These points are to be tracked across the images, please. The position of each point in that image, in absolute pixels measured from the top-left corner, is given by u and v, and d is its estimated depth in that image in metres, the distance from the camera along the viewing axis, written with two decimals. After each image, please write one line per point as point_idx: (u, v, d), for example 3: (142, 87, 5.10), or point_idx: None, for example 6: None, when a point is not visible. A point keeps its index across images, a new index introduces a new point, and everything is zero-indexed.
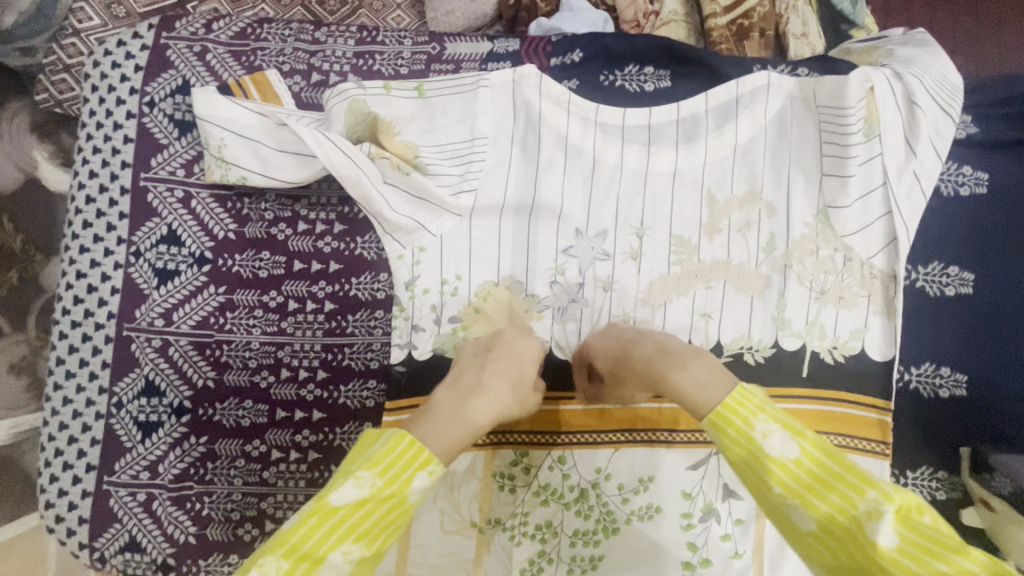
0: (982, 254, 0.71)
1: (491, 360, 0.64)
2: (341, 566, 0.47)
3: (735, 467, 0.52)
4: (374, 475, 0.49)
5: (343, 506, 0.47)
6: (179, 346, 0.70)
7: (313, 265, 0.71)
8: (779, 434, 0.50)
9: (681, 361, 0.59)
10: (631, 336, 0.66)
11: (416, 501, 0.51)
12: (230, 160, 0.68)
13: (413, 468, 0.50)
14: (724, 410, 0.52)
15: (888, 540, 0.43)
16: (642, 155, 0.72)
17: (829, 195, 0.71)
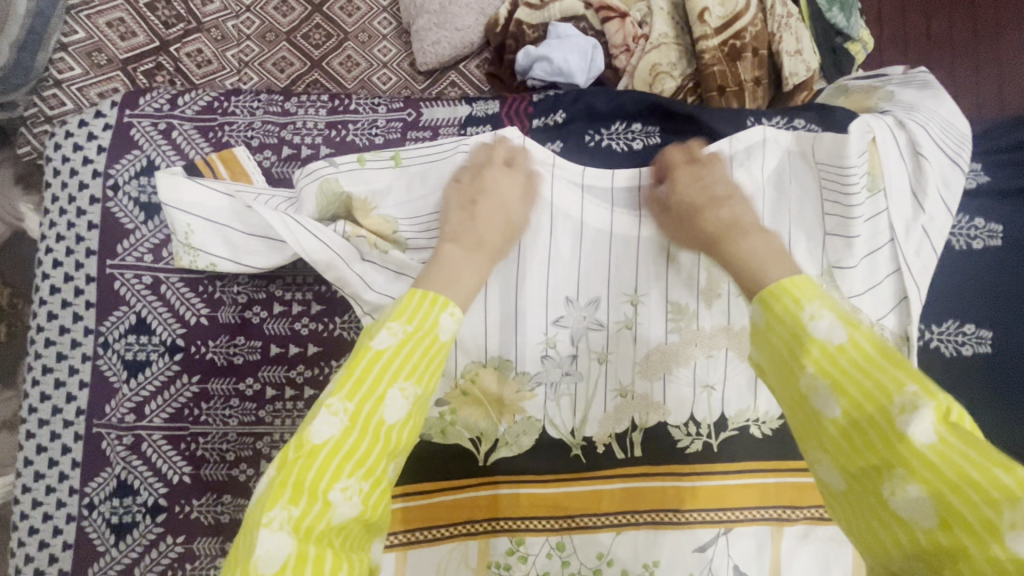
0: (997, 310, 0.67)
1: (482, 206, 0.62)
2: (401, 403, 0.47)
3: (768, 345, 0.47)
4: (403, 322, 0.48)
5: (384, 346, 0.47)
6: (152, 442, 0.66)
7: (290, 349, 0.67)
8: (829, 318, 0.44)
9: (746, 230, 0.57)
10: (723, 193, 0.61)
11: (449, 338, 0.50)
12: (198, 247, 0.64)
13: (436, 310, 0.50)
14: (778, 288, 0.47)
15: (923, 437, 0.37)
16: (634, 220, 0.68)
17: (834, 254, 0.67)
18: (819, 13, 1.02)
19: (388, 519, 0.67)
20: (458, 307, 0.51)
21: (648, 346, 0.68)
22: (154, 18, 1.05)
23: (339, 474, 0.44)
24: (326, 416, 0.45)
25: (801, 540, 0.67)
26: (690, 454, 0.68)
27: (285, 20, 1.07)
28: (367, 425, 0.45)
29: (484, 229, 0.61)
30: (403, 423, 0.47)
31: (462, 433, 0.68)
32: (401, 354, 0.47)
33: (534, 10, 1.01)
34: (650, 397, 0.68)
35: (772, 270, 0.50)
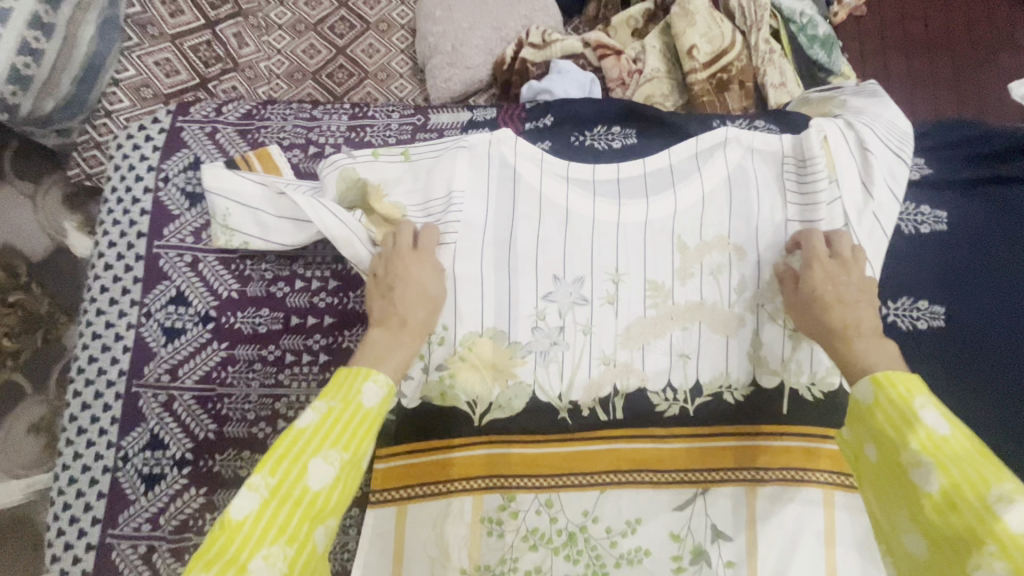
0: (947, 287, 0.74)
1: (399, 294, 0.68)
2: (326, 470, 0.52)
3: (872, 418, 0.53)
4: (329, 399, 0.56)
5: (307, 424, 0.54)
6: (183, 401, 0.74)
7: (309, 319, 0.76)
8: (935, 411, 0.50)
9: (857, 335, 0.62)
10: (835, 295, 0.65)
11: (374, 404, 0.57)
12: (234, 227, 0.74)
13: (357, 381, 0.58)
14: (882, 377, 0.54)
15: (1015, 525, 0.41)
16: (613, 207, 0.77)
17: (797, 238, 0.75)
18: (801, 49, 1.15)
19: (393, 474, 0.74)
20: (381, 373, 0.59)
21: (628, 319, 0.75)
22: (197, 58, 1.19)
23: (261, 544, 0.48)
24: (250, 492, 0.50)
25: (774, 501, 0.71)
26: (669, 419, 0.74)
27: (312, 62, 1.24)
28: (289, 493, 0.50)
29: (408, 311, 0.68)
30: (330, 488, 0.52)
31: (459, 396, 0.75)
32: (324, 425, 0.54)
33: (538, 50, 1.13)
34: (631, 365, 0.74)
35: (884, 366, 0.57)
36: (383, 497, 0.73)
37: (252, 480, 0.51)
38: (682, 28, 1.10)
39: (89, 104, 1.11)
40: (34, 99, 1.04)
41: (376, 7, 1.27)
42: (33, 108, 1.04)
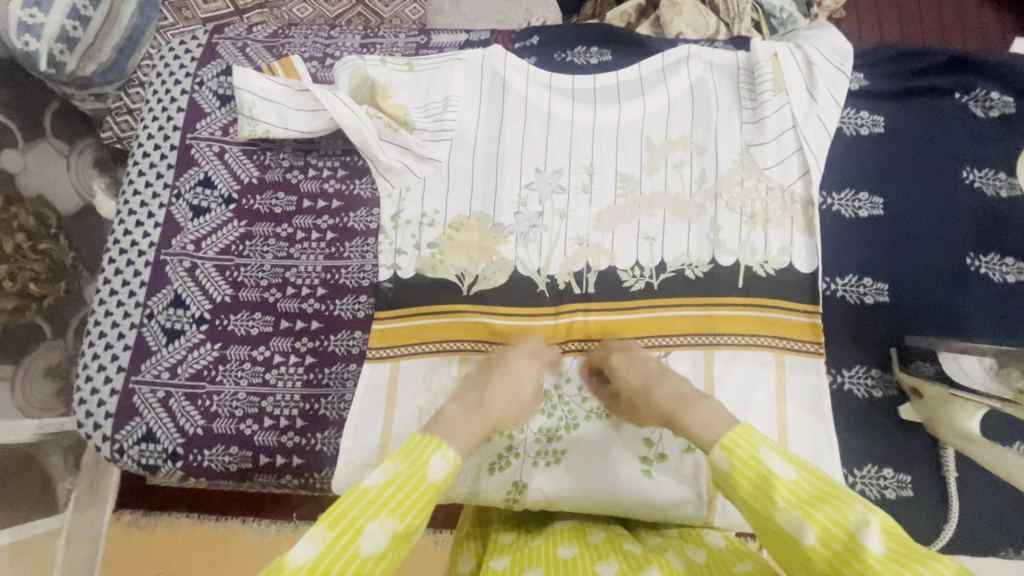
0: (885, 179, 0.83)
1: (497, 377, 0.74)
2: (380, 535, 0.52)
3: (732, 488, 0.55)
4: (397, 463, 0.57)
5: (372, 485, 0.54)
6: (205, 269, 0.84)
7: (319, 202, 0.86)
8: (779, 458, 0.54)
9: (693, 402, 0.65)
10: (659, 371, 0.72)
11: (438, 479, 0.57)
12: (258, 118, 0.85)
13: (428, 451, 0.58)
14: (729, 441, 0.56)
15: (876, 547, 0.46)
16: (590, 111, 0.87)
17: (749, 137, 0.85)
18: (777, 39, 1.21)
19: (389, 335, 0.81)
20: (449, 450, 0.59)
21: (601, 206, 0.84)
22: None
23: None
24: (307, 540, 0.50)
25: (728, 364, 0.79)
26: (638, 292, 0.82)
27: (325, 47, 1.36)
28: (341, 553, 0.49)
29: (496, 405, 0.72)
30: (378, 557, 0.51)
31: (449, 269, 0.83)
32: (386, 492, 0.54)
33: None
34: (602, 246, 0.83)
35: (716, 424, 0.60)
36: (379, 355, 0.81)
37: (310, 528, 0.50)
38: (671, 20, 1.13)
39: (126, 72, 1.22)
40: (79, 59, 1.11)
41: (391, 5, 1.40)
42: (75, 67, 1.11)
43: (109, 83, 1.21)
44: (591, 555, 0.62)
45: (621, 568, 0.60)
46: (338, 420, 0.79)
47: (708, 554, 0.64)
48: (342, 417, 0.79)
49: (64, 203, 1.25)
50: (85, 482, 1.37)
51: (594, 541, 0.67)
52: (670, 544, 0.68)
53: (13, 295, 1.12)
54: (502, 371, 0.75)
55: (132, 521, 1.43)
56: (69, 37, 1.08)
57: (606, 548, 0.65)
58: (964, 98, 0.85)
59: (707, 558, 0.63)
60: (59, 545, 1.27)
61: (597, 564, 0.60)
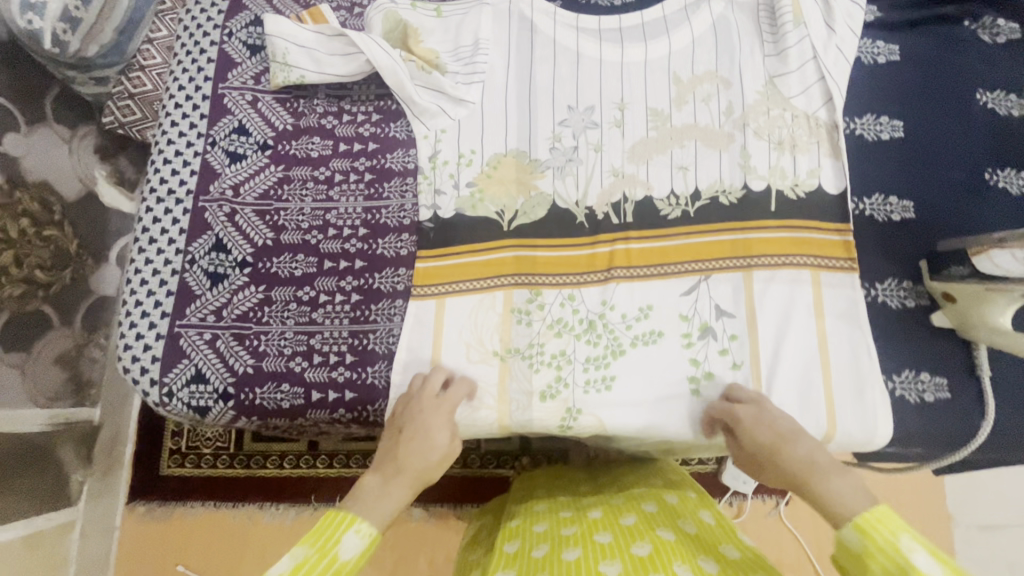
0: (904, 104, 0.86)
1: (405, 441, 0.67)
2: None
3: (867, 574, 0.53)
4: (306, 546, 0.55)
5: (278, 573, 0.52)
6: (244, 214, 0.84)
7: (355, 146, 0.87)
8: (923, 552, 0.51)
9: (828, 472, 0.60)
10: (788, 432, 0.66)
11: (350, 559, 0.55)
12: (292, 64, 0.86)
13: (339, 531, 0.57)
14: (862, 522, 0.54)
15: None
16: (617, 50, 0.90)
17: (772, 70, 0.88)
18: None
19: (434, 274, 0.82)
20: (365, 522, 0.58)
21: (633, 139, 0.86)
22: None
23: None
24: None
25: (767, 283, 0.81)
26: (674, 220, 0.84)
27: None
28: None
29: (410, 459, 0.66)
30: None
31: (489, 206, 0.84)
32: None
33: None
34: (637, 177, 0.85)
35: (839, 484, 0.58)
36: (424, 293, 0.81)
37: None
38: None
39: (127, 55, 1.10)
40: (81, 40, 1.00)
41: None
42: (77, 49, 1.00)
43: (110, 66, 1.09)
44: (595, 555, 0.70)
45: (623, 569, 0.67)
46: (388, 354, 0.80)
47: (718, 565, 0.67)
48: (391, 350, 0.80)
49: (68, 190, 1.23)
50: (98, 470, 1.35)
51: (603, 542, 0.74)
52: (682, 544, 0.72)
53: (19, 281, 1.10)
54: (410, 431, 0.69)
55: (148, 510, 1.38)
56: (70, 16, 0.97)
57: (615, 548, 0.72)
58: (972, 25, 0.89)
59: (718, 569, 0.67)
60: (71, 540, 1.27)
61: (601, 563, 0.69)
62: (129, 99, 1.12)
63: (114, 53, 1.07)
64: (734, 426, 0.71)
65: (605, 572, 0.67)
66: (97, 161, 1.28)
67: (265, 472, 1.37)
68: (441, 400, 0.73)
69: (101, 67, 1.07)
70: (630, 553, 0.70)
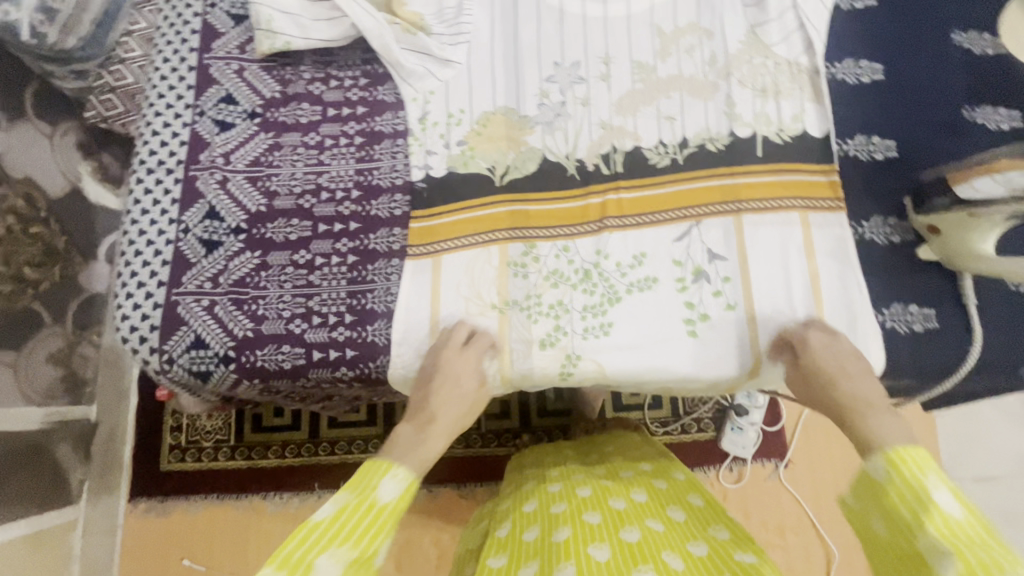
0: (882, 47, 0.88)
1: (438, 386, 0.75)
2: (331, 567, 0.56)
3: (885, 498, 0.59)
4: (348, 492, 0.62)
5: (324, 517, 0.59)
6: (236, 181, 0.84)
7: (344, 110, 0.87)
8: (947, 492, 0.56)
9: (867, 413, 0.68)
10: (836, 369, 0.72)
11: (388, 503, 0.62)
12: (277, 30, 0.86)
13: (376, 478, 0.64)
14: (894, 456, 0.60)
15: None
16: (599, 6, 0.90)
17: (753, 19, 0.89)
18: None
19: (430, 232, 0.83)
20: (399, 469, 0.65)
21: (620, 92, 0.87)
22: None
23: None
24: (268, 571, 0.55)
25: (757, 226, 0.82)
26: (664, 170, 0.85)
27: None
28: None
29: (441, 409, 0.74)
30: None
31: (480, 164, 0.85)
32: (340, 519, 0.59)
33: None
34: (625, 128, 0.86)
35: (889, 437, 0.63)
36: (421, 252, 0.82)
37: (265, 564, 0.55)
38: None
39: (106, 47, 1.04)
40: (59, 31, 0.97)
41: None
42: (56, 41, 0.98)
43: (91, 58, 1.04)
44: (585, 538, 0.75)
45: (612, 553, 0.73)
46: (387, 312, 0.80)
47: (706, 549, 0.76)
48: (390, 308, 0.80)
49: (53, 187, 1.20)
50: (96, 467, 1.33)
51: (592, 522, 0.78)
52: (672, 532, 0.78)
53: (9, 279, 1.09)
54: (441, 378, 0.75)
55: (152, 507, 1.38)
56: (47, 6, 0.95)
57: (604, 532, 0.76)
58: None
59: (706, 552, 0.75)
60: (75, 538, 1.26)
61: (590, 547, 0.73)
62: (110, 92, 1.08)
63: (95, 45, 1.02)
64: (800, 347, 0.76)
65: (595, 557, 0.72)
66: (82, 159, 1.24)
67: (265, 463, 1.39)
68: (466, 348, 0.77)
69: (81, 59, 1.03)
70: (619, 537, 0.75)
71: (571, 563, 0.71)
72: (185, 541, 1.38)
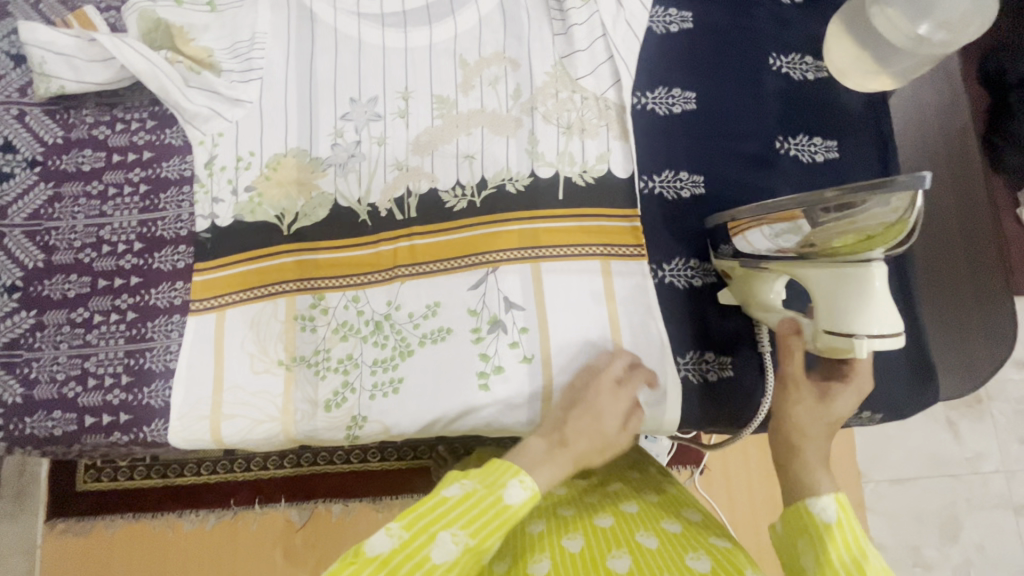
0: (695, 76, 0.84)
1: (577, 414, 0.67)
2: (451, 546, 0.54)
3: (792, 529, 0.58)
4: (476, 480, 0.57)
5: (451, 494, 0.56)
6: (13, 237, 0.81)
7: (129, 156, 0.83)
8: (834, 510, 0.56)
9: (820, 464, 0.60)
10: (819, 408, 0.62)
11: (516, 505, 0.57)
12: (51, 74, 0.82)
13: (506, 477, 0.58)
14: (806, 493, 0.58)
15: None
16: (400, 36, 0.85)
17: (561, 50, 0.85)
18: None
19: (217, 284, 0.79)
20: (529, 477, 0.58)
21: (418, 130, 0.83)
22: None
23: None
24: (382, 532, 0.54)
25: (555, 273, 0.79)
26: (462, 213, 0.81)
27: None
28: (415, 553, 0.53)
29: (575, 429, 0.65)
30: (449, 568, 0.53)
31: (269, 211, 0.81)
32: (466, 505, 0.55)
33: None
34: (422, 168, 0.82)
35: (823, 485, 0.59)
36: (204, 306, 0.79)
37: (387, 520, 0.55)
38: None
39: None
40: None
41: None
42: None
43: None
44: (557, 530, 0.71)
45: (585, 544, 0.68)
46: (165, 371, 0.77)
47: (681, 525, 0.71)
48: (168, 368, 0.77)
49: None
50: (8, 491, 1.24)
51: (566, 512, 0.74)
52: (647, 513, 0.73)
53: None
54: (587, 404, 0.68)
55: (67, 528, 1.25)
56: None
57: (578, 520, 0.73)
58: None
59: (681, 529, 0.70)
60: None
61: (564, 539, 0.69)
62: None
63: None
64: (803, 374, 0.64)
65: (568, 549, 0.67)
66: None
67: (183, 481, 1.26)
68: (621, 387, 0.69)
69: None
70: (592, 524, 0.72)
71: (546, 555, 0.67)
72: (130, 566, 1.25)
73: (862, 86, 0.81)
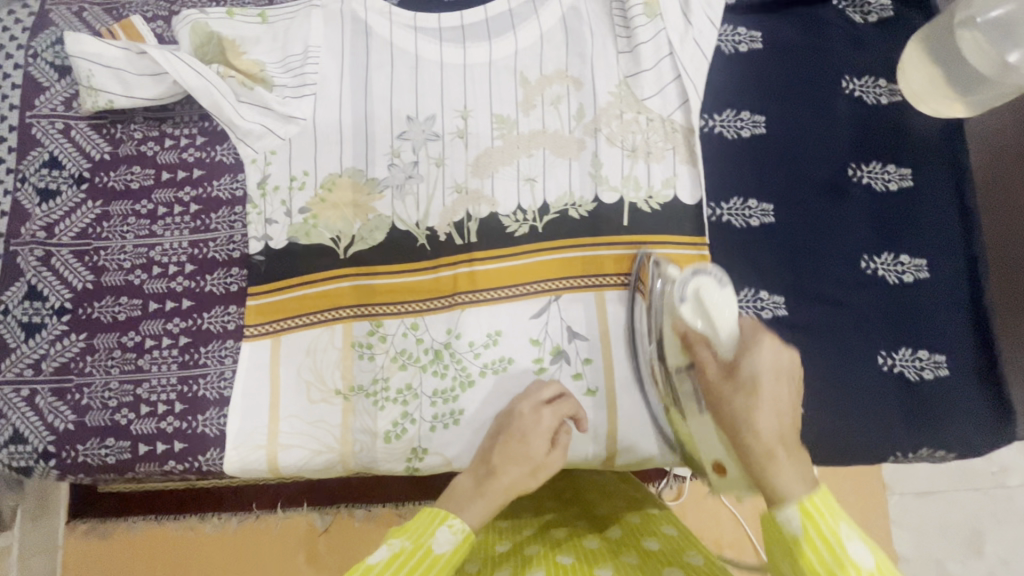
0: (764, 99, 0.81)
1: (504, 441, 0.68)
2: None
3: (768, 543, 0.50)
4: (403, 538, 0.57)
5: (376, 559, 0.55)
6: (61, 257, 0.78)
7: (179, 174, 0.81)
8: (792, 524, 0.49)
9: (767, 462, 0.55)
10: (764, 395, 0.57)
11: (446, 553, 0.56)
12: (98, 87, 0.79)
13: (433, 525, 0.58)
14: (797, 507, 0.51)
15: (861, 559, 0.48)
16: (458, 52, 0.82)
17: (627, 68, 0.81)
18: None
19: (273, 309, 0.77)
20: (456, 519, 0.59)
21: (478, 151, 0.80)
22: None
23: None
24: None
25: (620, 303, 0.77)
26: (523, 239, 0.78)
27: None
28: None
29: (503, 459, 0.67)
30: None
31: (324, 234, 0.79)
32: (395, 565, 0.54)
33: None
34: (481, 192, 0.80)
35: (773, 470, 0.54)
36: (259, 331, 0.77)
37: None
38: None
39: None
40: None
41: None
42: None
43: None
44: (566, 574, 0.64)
45: None
46: (219, 399, 0.75)
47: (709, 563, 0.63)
48: (223, 396, 0.75)
49: None
50: None
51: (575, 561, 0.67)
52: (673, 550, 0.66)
53: None
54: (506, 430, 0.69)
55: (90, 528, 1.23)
56: None
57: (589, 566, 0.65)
58: (841, 4, 0.83)
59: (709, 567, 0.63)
60: None
61: None
62: None
63: None
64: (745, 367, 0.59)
65: None
66: None
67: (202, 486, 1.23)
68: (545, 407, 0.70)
69: None
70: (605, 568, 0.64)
71: None
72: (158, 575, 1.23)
73: (937, 112, 0.78)
